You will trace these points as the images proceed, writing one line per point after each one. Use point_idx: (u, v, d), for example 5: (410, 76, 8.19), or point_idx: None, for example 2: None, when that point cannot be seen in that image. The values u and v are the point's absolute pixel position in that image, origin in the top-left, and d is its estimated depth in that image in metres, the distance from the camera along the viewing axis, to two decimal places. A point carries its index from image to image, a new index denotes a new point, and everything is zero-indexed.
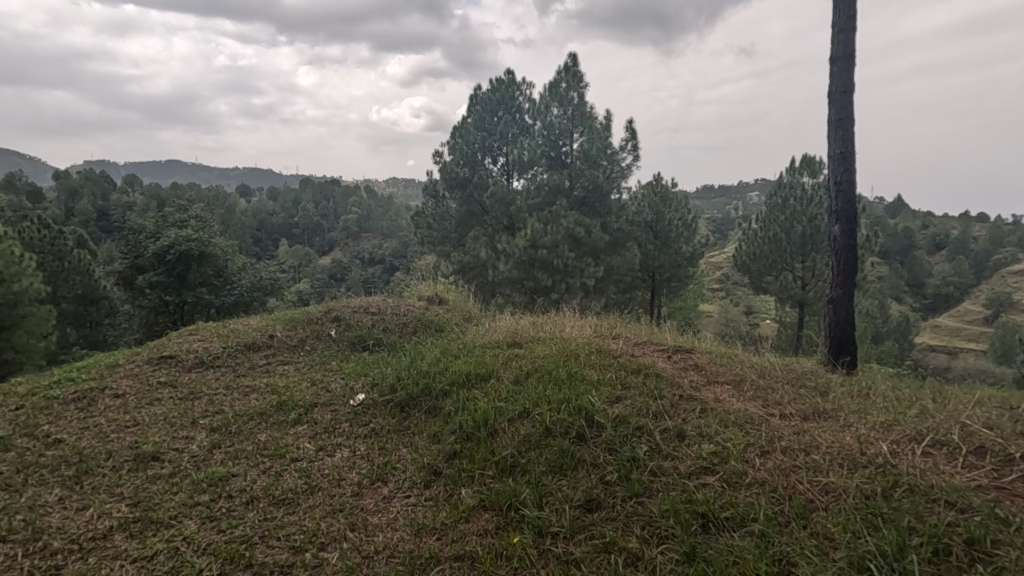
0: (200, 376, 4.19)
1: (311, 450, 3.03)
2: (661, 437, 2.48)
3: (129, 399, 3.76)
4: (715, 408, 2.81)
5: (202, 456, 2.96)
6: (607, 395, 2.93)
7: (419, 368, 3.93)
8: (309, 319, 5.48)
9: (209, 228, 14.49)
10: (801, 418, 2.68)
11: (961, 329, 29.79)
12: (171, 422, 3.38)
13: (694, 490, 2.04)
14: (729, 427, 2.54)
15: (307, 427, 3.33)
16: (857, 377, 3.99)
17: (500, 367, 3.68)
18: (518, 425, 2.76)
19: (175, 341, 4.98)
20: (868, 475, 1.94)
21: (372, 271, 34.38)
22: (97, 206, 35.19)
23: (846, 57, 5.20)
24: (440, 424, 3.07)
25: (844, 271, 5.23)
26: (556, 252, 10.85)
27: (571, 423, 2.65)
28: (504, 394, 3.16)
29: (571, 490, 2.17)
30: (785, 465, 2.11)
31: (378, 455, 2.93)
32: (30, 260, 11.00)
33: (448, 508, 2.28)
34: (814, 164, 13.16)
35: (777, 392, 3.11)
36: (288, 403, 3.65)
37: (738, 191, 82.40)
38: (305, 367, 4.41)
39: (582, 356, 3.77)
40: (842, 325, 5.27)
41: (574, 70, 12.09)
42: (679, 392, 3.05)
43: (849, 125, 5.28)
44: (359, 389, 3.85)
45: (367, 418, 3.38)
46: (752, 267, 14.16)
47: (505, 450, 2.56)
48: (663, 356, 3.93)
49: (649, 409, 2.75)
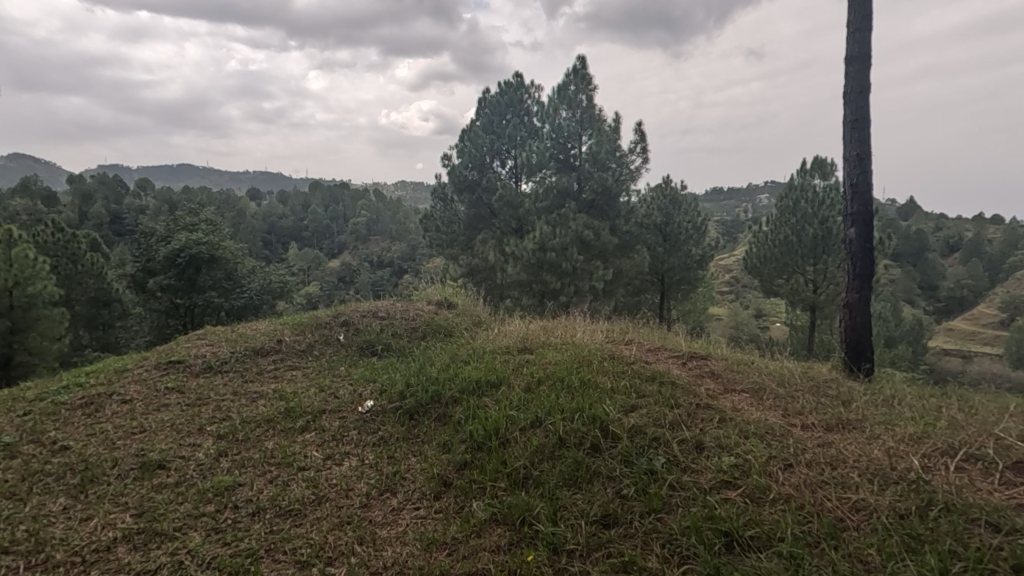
0: (207, 382, 4.15)
1: (319, 459, 2.97)
2: (678, 449, 2.39)
3: (137, 405, 3.72)
4: (733, 417, 2.73)
5: (208, 464, 2.91)
6: (621, 404, 2.86)
7: (429, 374, 3.86)
8: (318, 324, 5.44)
9: (219, 232, 14.55)
10: (824, 428, 2.59)
11: (975, 333, 29.31)
12: (178, 429, 3.34)
13: (716, 506, 1.95)
14: (749, 438, 2.46)
15: (315, 434, 3.28)
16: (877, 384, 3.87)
17: (511, 374, 3.61)
18: (530, 434, 2.68)
19: (183, 345, 4.96)
20: (900, 492, 1.85)
21: (381, 274, 34.48)
22: (110, 210, 35.61)
23: (861, 57, 5.12)
24: (450, 432, 3.01)
25: (860, 274, 5.12)
26: (565, 256, 10.79)
27: (585, 434, 2.57)
28: (516, 402, 3.09)
29: (587, 504, 2.09)
30: (812, 480, 2.02)
31: (386, 465, 2.87)
32: (45, 263, 11.09)
33: (458, 522, 2.21)
34: (825, 166, 12.99)
35: (798, 401, 3.01)
36: (296, 409, 3.59)
37: (747, 194, 81.84)
38: (313, 372, 4.36)
39: (595, 362, 3.68)
40: (859, 330, 5.14)
41: (583, 72, 12.04)
42: (696, 401, 2.96)
43: (865, 126, 5.19)
44: (368, 395, 3.79)
45: (375, 426, 3.33)
46: (762, 270, 13.98)
47: (517, 460, 2.49)
48: (677, 363, 3.84)
49: (666, 419, 2.66)
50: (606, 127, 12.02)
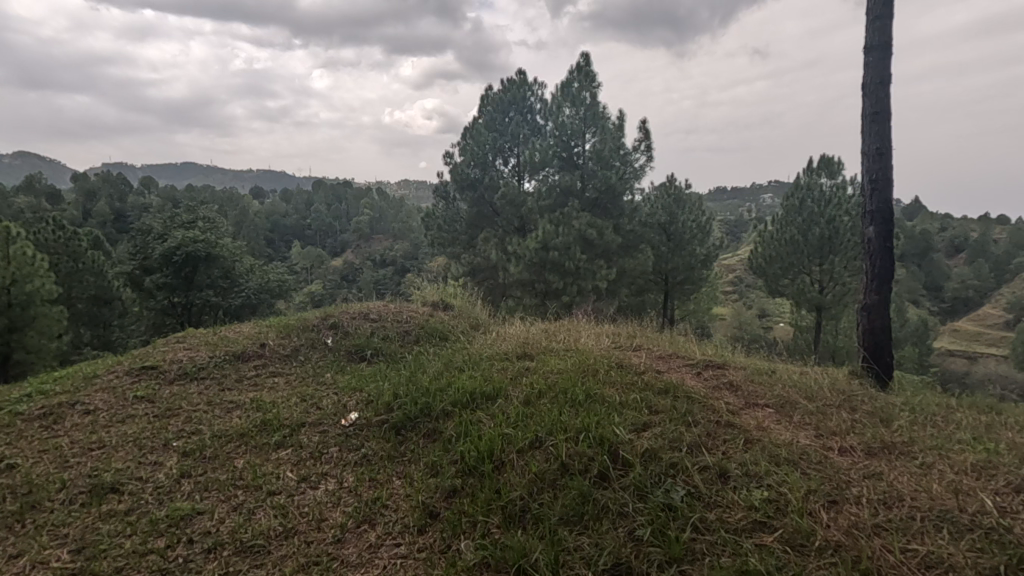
0: (181, 391, 3.82)
1: (293, 481, 2.65)
2: (700, 478, 2.07)
3: (100, 416, 3.40)
4: (761, 439, 2.39)
5: (167, 487, 2.59)
6: (631, 422, 2.54)
7: (419, 384, 3.52)
8: (306, 327, 5.10)
9: (218, 229, 14.24)
10: (864, 453, 2.27)
11: (981, 334, 28.95)
12: (141, 445, 3.02)
13: (750, 557, 1.63)
14: (783, 465, 2.13)
15: (291, 451, 2.96)
16: (906, 394, 3.56)
17: (509, 385, 3.27)
18: (529, 458, 2.36)
19: (160, 350, 4.62)
20: (979, 545, 1.53)
21: (383, 272, 34.28)
22: (114, 207, 35.30)
23: (885, 46, 4.74)
24: (439, 451, 2.68)
25: (879, 275, 4.77)
26: (567, 255, 10.47)
27: (592, 458, 2.25)
28: (514, 417, 2.77)
29: (594, 550, 1.77)
30: (867, 525, 1.69)
31: (367, 489, 2.54)
32: (43, 260, 10.83)
33: (442, 567, 1.88)
34: (833, 164, 12.59)
35: (831, 418, 2.67)
36: (273, 422, 3.27)
37: (752, 193, 81.38)
38: (296, 380, 4.04)
39: (601, 372, 3.34)
40: (877, 334, 4.81)
41: (587, 69, 11.67)
42: (716, 418, 2.64)
43: (886, 120, 4.83)
44: (352, 407, 3.46)
45: (359, 442, 3.00)
46: (767, 270, 13.60)
47: (513, 490, 2.16)
48: (691, 373, 3.49)
49: (683, 442, 2.34)
50: (611, 125, 11.67)
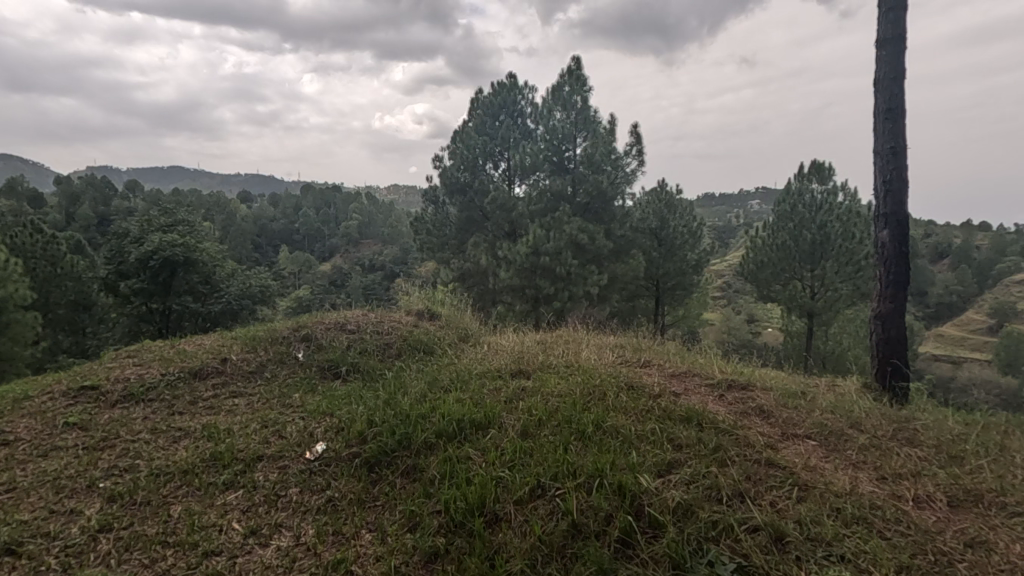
0: (122, 416, 3.29)
1: (238, 536, 2.14)
2: (754, 543, 1.61)
3: (17, 449, 2.87)
4: (816, 486, 1.93)
5: (78, 547, 2.08)
6: (654, 464, 2.07)
7: (398, 409, 3.03)
8: (275, 339, 4.57)
9: (198, 232, 13.60)
10: (949, 506, 1.84)
11: (965, 338, 29.08)
12: (59, 486, 2.50)
13: None
14: (857, 527, 1.67)
15: (240, 495, 2.45)
16: (941, 417, 3.10)
17: (503, 413, 2.78)
18: (531, 513, 1.89)
19: (107, 367, 4.07)
20: None
21: (372, 276, 33.81)
22: (98, 211, 34.43)
23: (899, 39, 4.30)
24: (419, 497, 2.20)
25: (895, 281, 4.30)
26: (558, 259, 10.04)
27: (611, 515, 1.79)
28: (510, 455, 2.29)
29: None
30: None
31: (329, 548, 2.05)
32: (16, 264, 10.25)
33: None
34: (823, 169, 12.20)
35: (895, 457, 2.22)
36: (224, 456, 2.76)
37: (740, 200, 81.76)
38: (258, 402, 3.54)
39: (610, 395, 2.87)
40: (893, 344, 4.31)
41: (578, 73, 11.29)
42: (754, 456, 2.17)
43: (900, 118, 4.42)
44: (320, 437, 2.94)
45: (325, 481, 2.50)
46: (758, 275, 13.22)
47: (511, 559, 1.69)
48: (712, 396, 3.02)
49: (721, 490, 1.88)
50: (602, 129, 11.27)
